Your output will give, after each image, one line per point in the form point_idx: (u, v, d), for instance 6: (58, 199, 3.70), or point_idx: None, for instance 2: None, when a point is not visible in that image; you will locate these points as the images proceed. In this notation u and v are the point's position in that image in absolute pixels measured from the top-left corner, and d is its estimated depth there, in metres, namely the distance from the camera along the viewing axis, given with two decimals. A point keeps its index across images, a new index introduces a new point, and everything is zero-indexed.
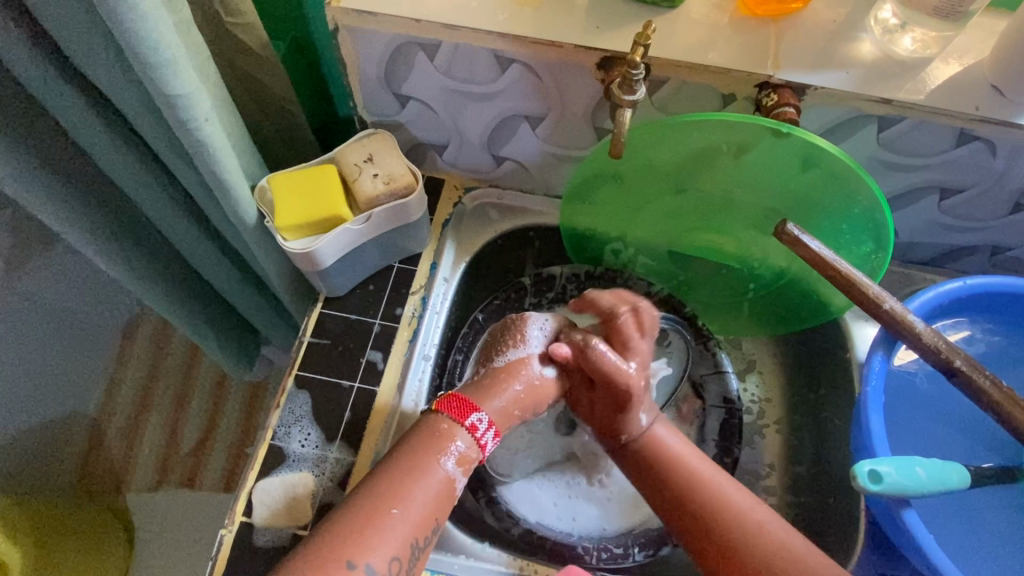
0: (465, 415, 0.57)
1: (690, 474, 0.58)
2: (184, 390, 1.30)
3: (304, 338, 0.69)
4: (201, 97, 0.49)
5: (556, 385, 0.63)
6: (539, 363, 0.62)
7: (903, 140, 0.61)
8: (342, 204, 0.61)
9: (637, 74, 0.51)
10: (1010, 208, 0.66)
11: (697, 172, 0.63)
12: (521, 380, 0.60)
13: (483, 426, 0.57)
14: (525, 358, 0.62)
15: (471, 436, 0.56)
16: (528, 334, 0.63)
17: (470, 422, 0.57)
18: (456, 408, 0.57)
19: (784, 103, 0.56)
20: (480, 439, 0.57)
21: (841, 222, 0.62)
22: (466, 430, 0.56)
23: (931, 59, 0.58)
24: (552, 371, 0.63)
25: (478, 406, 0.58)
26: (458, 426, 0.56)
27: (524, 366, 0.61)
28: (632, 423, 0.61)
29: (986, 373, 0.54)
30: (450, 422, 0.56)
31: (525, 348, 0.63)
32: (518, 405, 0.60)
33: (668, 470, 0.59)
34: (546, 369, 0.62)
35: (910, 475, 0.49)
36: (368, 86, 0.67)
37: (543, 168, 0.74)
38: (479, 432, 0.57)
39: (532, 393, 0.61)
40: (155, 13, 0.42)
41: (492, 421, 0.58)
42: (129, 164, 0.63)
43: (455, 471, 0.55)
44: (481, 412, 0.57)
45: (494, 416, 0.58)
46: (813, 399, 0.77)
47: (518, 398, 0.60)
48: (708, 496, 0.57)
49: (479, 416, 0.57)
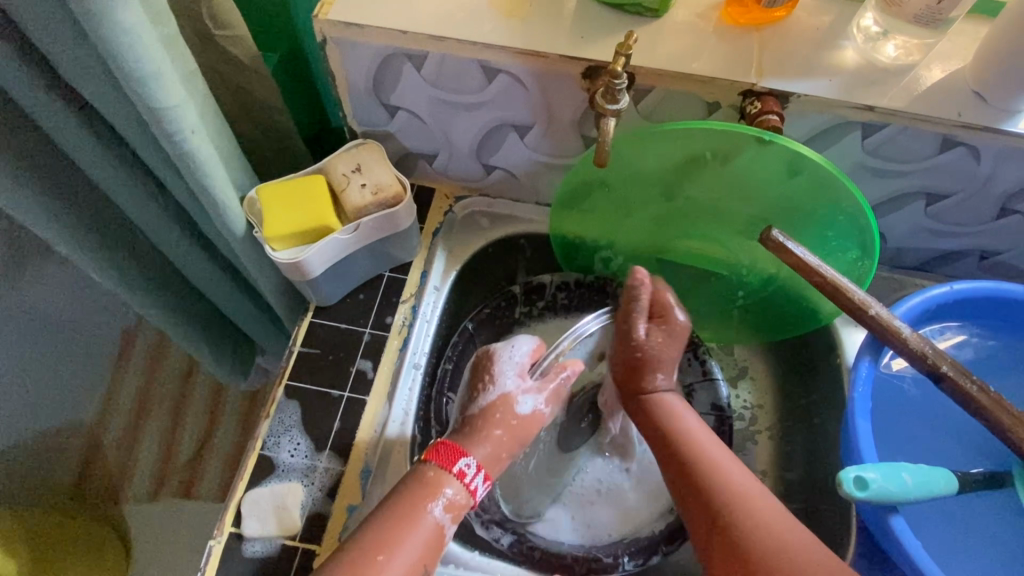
0: (453, 461, 0.57)
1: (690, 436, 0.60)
2: (182, 400, 1.29)
3: (294, 347, 0.69)
4: (187, 110, 0.49)
5: (538, 419, 0.63)
6: (513, 403, 0.62)
7: (887, 147, 0.61)
8: (330, 214, 0.61)
9: (620, 84, 0.52)
10: (997, 212, 0.66)
11: (684, 180, 0.63)
12: (499, 425, 0.61)
13: (471, 471, 0.58)
14: (498, 401, 0.62)
15: (460, 482, 0.57)
16: (500, 371, 0.63)
17: (458, 468, 0.57)
18: (442, 456, 0.57)
19: (767, 111, 0.57)
20: (470, 484, 0.57)
21: (827, 229, 0.62)
22: (455, 476, 0.57)
23: (914, 66, 0.58)
24: (528, 407, 0.62)
25: (466, 452, 0.58)
26: (446, 472, 0.57)
27: (499, 411, 0.61)
28: (652, 377, 0.62)
29: (974, 378, 0.54)
30: (438, 469, 0.57)
31: (498, 386, 0.63)
32: (503, 448, 0.60)
33: (669, 423, 0.60)
34: (522, 405, 0.62)
35: (896, 482, 0.49)
36: (357, 97, 0.67)
37: (532, 177, 0.75)
38: (468, 478, 0.57)
39: (512, 433, 0.61)
40: (139, 26, 0.42)
41: (480, 465, 0.58)
42: (120, 176, 0.63)
43: (443, 517, 0.55)
44: (469, 457, 0.58)
45: (482, 460, 0.59)
46: (805, 405, 0.77)
47: (501, 441, 0.60)
48: (709, 462, 0.57)
49: (467, 462, 0.57)
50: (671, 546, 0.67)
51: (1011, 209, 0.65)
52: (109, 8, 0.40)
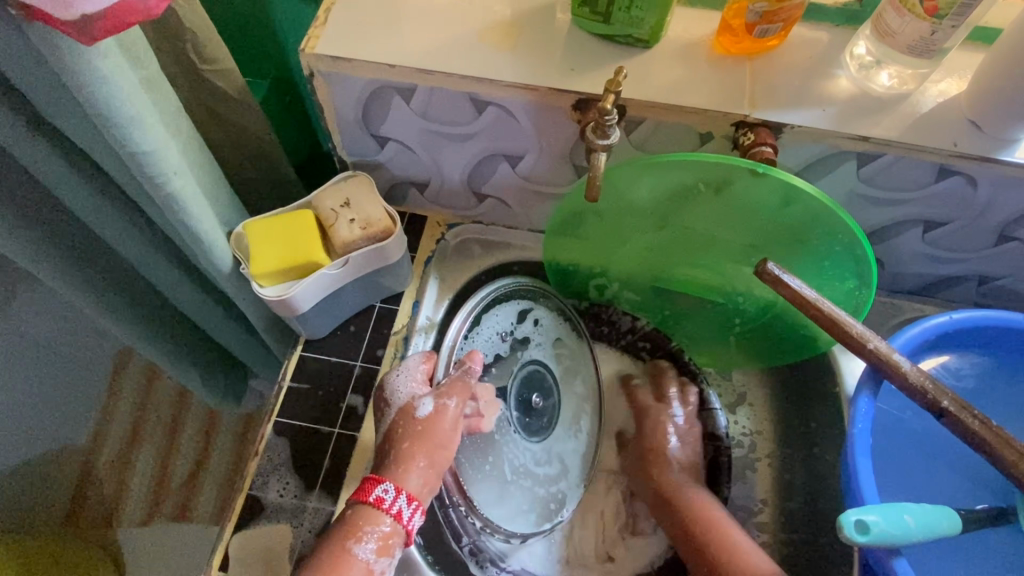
0: (369, 493, 0.57)
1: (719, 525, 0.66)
2: (175, 422, 1.26)
3: (284, 382, 0.68)
4: (170, 152, 0.48)
5: (448, 417, 0.63)
6: (413, 411, 0.62)
7: (883, 176, 0.60)
8: (317, 249, 0.60)
9: (610, 119, 0.51)
10: (995, 239, 0.65)
11: (678, 210, 0.62)
12: (403, 437, 0.61)
13: (391, 495, 0.57)
14: (398, 419, 0.63)
15: (383, 511, 0.57)
16: (394, 391, 0.64)
17: (375, 497, 0.57)
18: (359, 490, 0.58)
19: (761, 142, 0.56)
20: (393, 508, 0.57)
21: (824, 259, 0.61)
22: (376, 506, 0.57)
23: (909, 95, 0.58)
24: (427, 407, 0.62)
25: (383, 478, 0.58)
26: (366, 505, 0.57)
27: (400, 426, 0.62)
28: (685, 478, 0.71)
29: (975, 412, 0.53)
30: (356, 505, 0.57)
31: (396, 405, 0.64)
32: (421, 455, 0.61)
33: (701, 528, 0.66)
34: (423, 410, 0.63)
35: (899, 524, 0.48)
36: (346, 127, 0.66)
37: (524, 205, 0.74)
38: (388, 503, 0.57)
39: (422, 442, 0.61)
40: (116, 73, 0.41)
41: (399, 486, 0.58)
42: (105, 212, 0.62)
43: (374, 554, 0.55)
44: (385, 483, 0.58)
45: (410, 486, 0.59)
46: (805, 433, 0.76)
47: (417, 454, 0.60)
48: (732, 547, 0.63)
49: (383, 488, 0.57)
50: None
51: (1010, 235, 0.64)
52: (83, 56, 0.39)
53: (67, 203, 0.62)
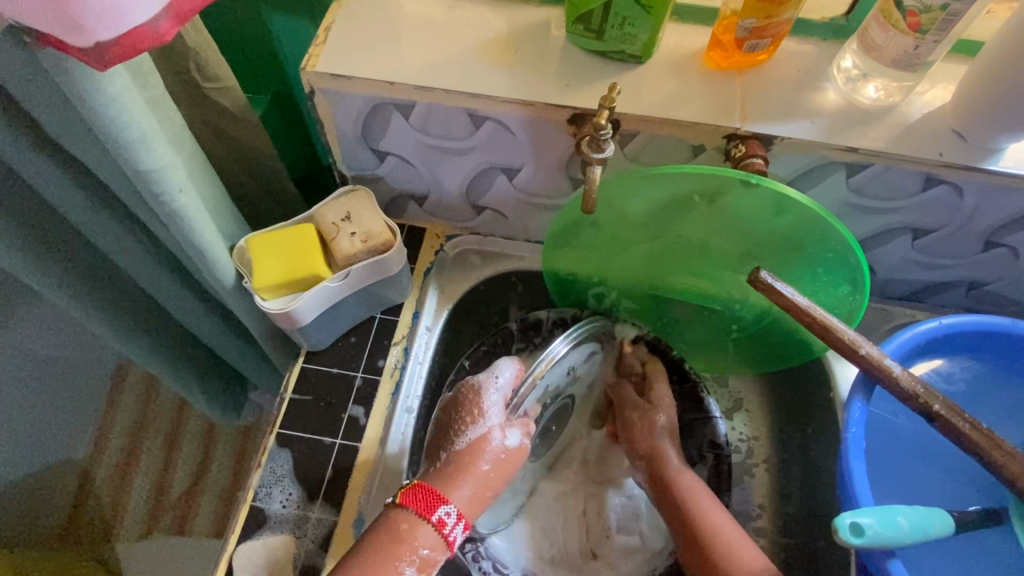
0: (432, 509, 0.56)
1: (692, 495, 0.66)
2: (174, 436, 1.25)
3: (286, 393, 0.69)
4: (175, 169, 0.49)
5: (521, 452, 0.62)
6: (500, 438, 0.61)
7: (871, 185, 0.62)
8: (319, 262, 0.61)
9: (604, 134, 0.53)
10: (982, 245, 0.67)
11: (673, 220, 0.64)
12: (485, 460, 0.60)
13: (451, 520, 0.57)
14: (485, 436, 0.61)
15: (438, 533, 0.56)
16: (485, 407, 0.61)
17: (436, 517, 0.56)
18: (421, 501, 0.56)
19: (751, 154, 0.57)
20: (448, 535, 0.56)
21: (817, 266, 0.62)
22: (433, 526, 0.56)
23: (895, 107, 0.59)
24: (516, 440, 0.62)
25: (446, 498, 0.57)
26: (424, 522, 0.56)
27: (486, 445, 0.61)
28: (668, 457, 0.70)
29: (966, 416, 0.54)
30: (413, 522, 0.55)
31: (483, 421, 0.61)
32: (488, 487, 0.60)
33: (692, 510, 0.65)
34: (509, 439, 0.62)
35: (893, 527, 0.49)
36: (346, 143, 0.68)
37: (522, 216, 0.75)
38: (447, 527, 0.56)
39: (500, 468, 0.61)
40: (124, 95, 0.43)
41: (460, 514, 0.57)
42: (109, 228, 0.63)
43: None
44: (449, 505, 0.57)
45: (461, 506, 0.58)
46: (800, 438, 0.77)
47: (485, 478, 0.60)
48: (704, 518, 0.64)
49: (447, 511, 0.56)
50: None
51: (996, 242, 0.66)
52: (93, 80, 0.40)
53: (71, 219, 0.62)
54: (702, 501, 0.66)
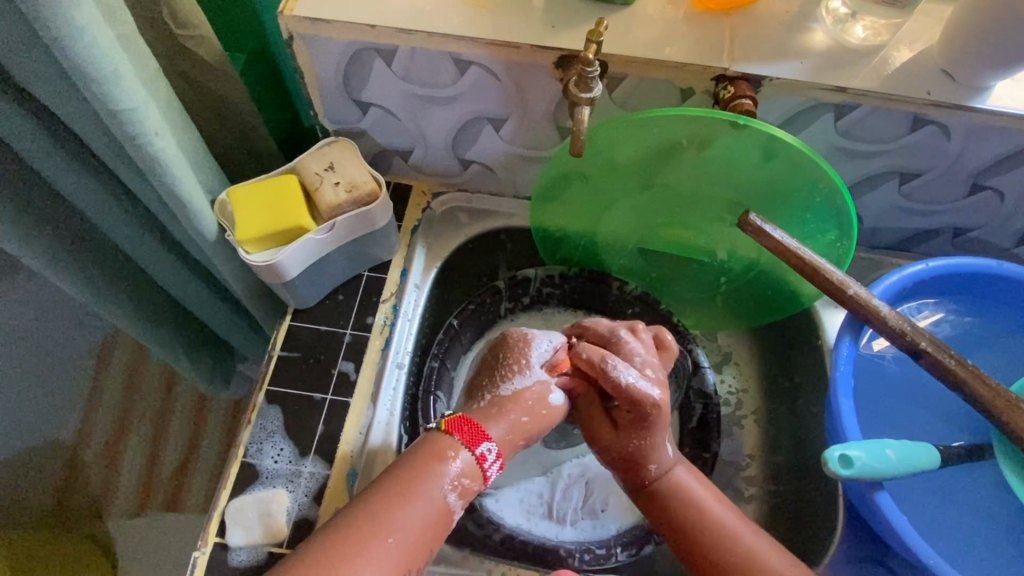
0: (476, 443, 0.54)
1: (695, 502, 0.59)
2: (163, 413, 1.24)
3: (273, 351, 0.68)
4: (149, 110, 0.48)
5: (561, 411, 0.59)
6: (548, 394, 0.58)
7: (859, 128, 0.62)
8: (304, 214, 0.60)
9: (592, 72, 0.52)
10: (968, 189, 0.67)
11: (660, 168, 0.63)
12: (525, 410, 0.57)
13: (491, 457, 0.54)
14: (532, 387, 0.58)
15: (478, 465, 0.54)
16: (533, 358, 0.59)
17: (479, 451, 0.54)
18: (466, 432, 0.54)
19: (740, 95, 0.57)
20: (486, 469, 0.54)
21: (804, 212, 0.62)
22: (475, 458, 0.53)
23: (883, 47, 0.59)
24: (560, 398, 0.59)
25: (489, 435, 0.55)
26: (469, 454, 0.53)
27: (528, 396, 0.57)
28: (648, 469, 0.59)
29: (951, 352, 0.55)
30: (459, 448, 0.53)
31: (530, 374, 0.59)
32: (523, 434, 0.57)
33: (691, 511, 0.58)
34: (554, 396, 0.59)
35: (881, 458, 0.49)
36: (328, 94, 0.66)
37: (509, 170, 0.74)
38: (487, 463, 0.54)
39: (537, 422, 0.58)
40: (94, 27, 0.41)
41: (500, 452, 0.55)
42: (86, 184, 0.61)
43: (455, 502, 0.53)
44: (492, 442, 0.54)
45: (501, 447, 0.56)
46: (789, 387, 0.77)
47: (522, 427, 0.57)
48: (711, 527, 0.57)
49: (489, 446, 0.54)
50: (665, 536, 0.66)
51: (982, 184, 0.66)
52: (60, 6, 0.38)
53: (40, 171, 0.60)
54: (736, 526, 0.58)
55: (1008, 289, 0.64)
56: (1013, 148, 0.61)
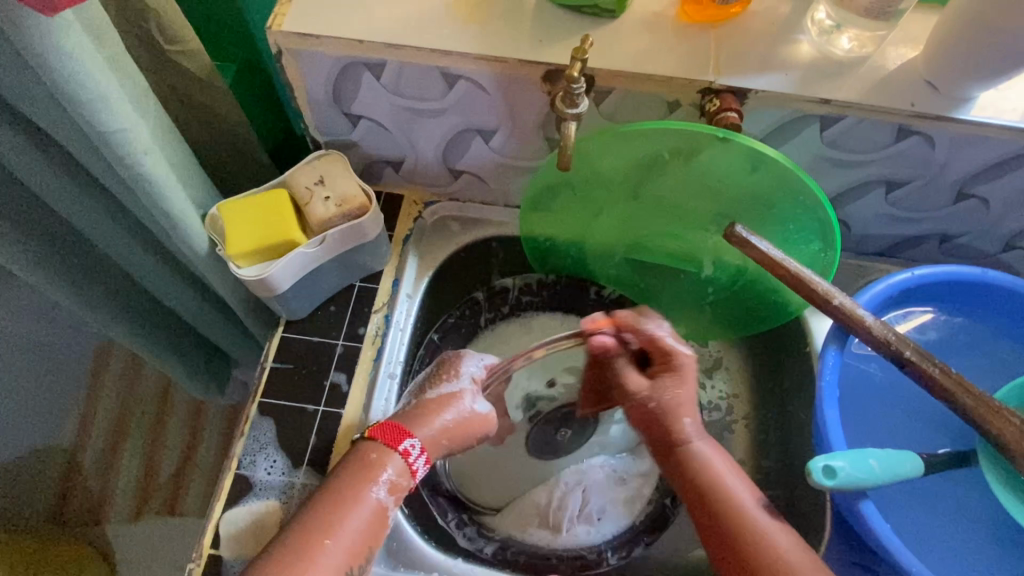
0: (397, 441, 0.56)
1: (713, 475, 0.58)
2: (160, 418, 1.24)
3: (266, 363, 0.68)
4: (138, 130, 0.48)
5: (484, 421, 0.61)
6: (464, 397, 0.60)
7: (845, 138, 0.62)
8: (294, 228, 0.60)
9: (578, 88, 0.52)
10: (953, 197, 0.68)
11: (648, 180, 0.63)
12: (449, 412, 0.59)
13: (416, 452, 0.56)
14: (456, 393, 0.60)
15: (404, 461, 0.56)
16: (462, 369, 0.62)
17: (402, 448, 0.56)
18: (388, 435, 0.56)
19: (726, 108, 0.58)
20: (413, 465, 0.56)
21: (790, 223, 0.62)
22: (400, 455, 0.56)
23: (868, 57, 0.59)
24: (483, 408, 0.61)
25: (411, 432, 0.57)
26: (391, 451, 0.56)
27: (454, 400, 0.60)
28: (679, 425, 0.60)
29: (935, 361, 0.56)
30: (381, 450, 0.56)
31: (457, 383, 0.62)
32: (447, 436, 0.58)
33: (708, 481, 0.58)
34: (476, 404, 0.61)
35: (864, 468, 0.50)
36: (318, 107, 0.66)
37: (499, 180, 0.74)
38: (411, 457, 0.56)
39: (460, 426, 0.59)
40: (82, 51, 0.42)
41: (425, 446, 0.57)
42: (77, 199, 0.61)
43: (387, 499, 0.55)
44: (414, 438, 0.57)
45: (427, 443, 0.57)
46: (778, 393, 0.78)
47: (446, 429, 0.58)
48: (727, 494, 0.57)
49: (412, 442, 0.56)
50: (654, 536, 0.70)
51: (967, 192, 0.67)
52: (44, 32, 0.39)
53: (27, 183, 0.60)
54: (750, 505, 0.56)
55: (991, 297, 0.65)
56: (998, 158, 0.62)
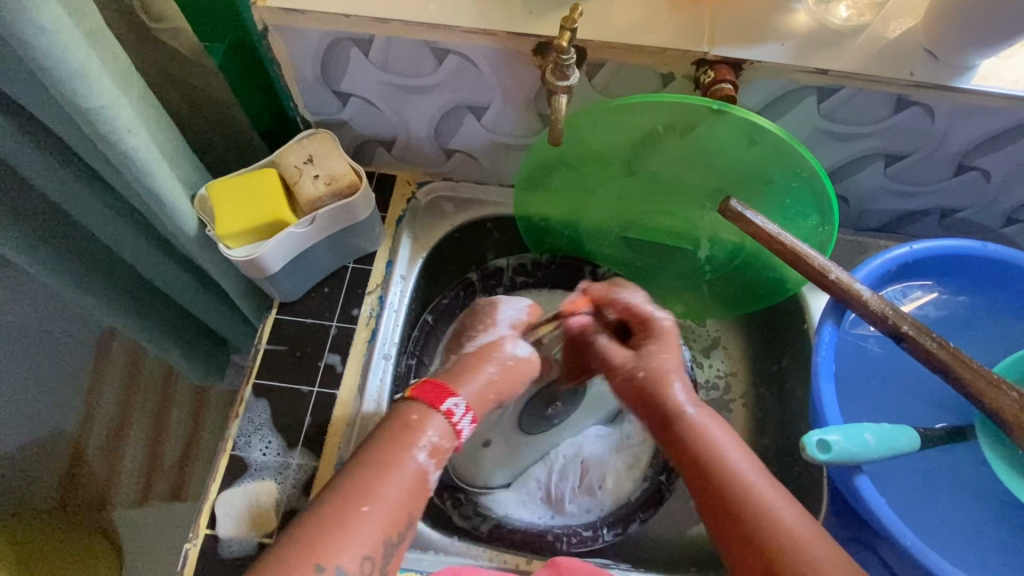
0: (439, 400, 0.53)
1: (715, 448, 0.53)
2: (162, 403, 1.23)
3: (260, 345, 0.68)
4: (121, 108, 0.47)
5: (531, 365, 0.59)
6: (511, 344, 0.59)
7: (843, 109, 0.61)
8: (284, 208, 0.60)
9: (568, 59, 0.51)
10: (954, 169, 0.66)
11: (641, 155, 0.62)
12: (494, 362, 0.57)
13: (459, 411, 0.54)
14: (495, 340, 0.59)
15: (447, 422, 0.53)
16: (499, 318, 0.62)
17: (446, 407, 0.53)
18: (429, 394, 0.54)
19: (721, 79, 0.56)
20: (457, 424, 0.53)
21: (785, 197, 0.61)
22: (442, 416, 0.53)
23: (866, 26, 0.58)
24: (526, 350, 0.59)
25: (455, 391, 0.54)
26: (434, 411, 0.53)
27: (495, 349, 0.58)
28: (670, 388, 0.56)
29: (933, 335, 0.55)
30: (421, 411, 0.53)
31: (496, 329, 0.61)
32: (494, 389, 0.57)
33: (712, 456, 0.52)
34: (518, 348, 0.59)
35: (859, 442, 0.50)
36: (307, 85, 0.65)
37: (493, 158, 0.73)
38: (455, 418, 0.53)
39: (507, 375, 0.57)
40: (58, 24, 0.41)
41: (470, 405, 0.54)
42: (64, 180, 0.60)
43: (428, 462, 0.52)
44: (457, 397, 0.54)
45: (471, 400, 0.55)
46: (776, 370, 0.78)
47: (492, 381, 0.56)
48: (731, 469, 0.52)
49: (455, 402, 0.54)
50: (648, 512, 0.69)
51: (968, 165, 0.65)
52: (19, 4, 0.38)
53: (11, 162, 0.59)
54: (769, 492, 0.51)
55: (992, 270, 0.64)
56: (1000, 128, 0.60)
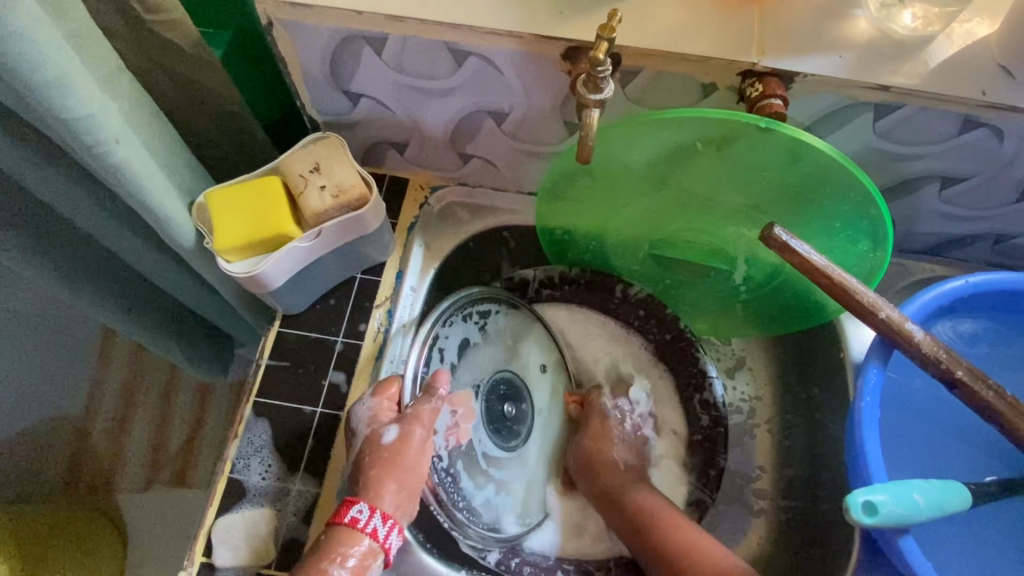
0: (342, 513, 0.55)
1: (670, 527, 0.62)
2: (168, 389, 1.11)
3: (262, 360, 0.65)
4: (107, 117, 0.43)
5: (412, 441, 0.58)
6: (376, 438, 0.58)
7: (900, 128, 0.55)
8: (288, 221, 0.56)
9: (603, 70, 0.46)
10: (1017, 194, 0.61)
11: (675, 171, 0.57)
12: (383, 470, 0.57)
13: (365, 514, 0.54)
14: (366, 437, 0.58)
15: (360, 536, 0.54)
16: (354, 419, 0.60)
17: (350, 516, 0.54)
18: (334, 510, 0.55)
19: (769, 94, 0.51)
20: (366, 528, 0.54)
21: (834, 221, 0.56)
22: (348, 527, 0.54)
23: (934, 38, 0.52)
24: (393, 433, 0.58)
25: (355, 498, 0.55)
26: (340, 527, 0.54)
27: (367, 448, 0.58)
28: (608, 452, 0.69)
29: (990, 381, 0.50)
30: (331, 529, 0.54)
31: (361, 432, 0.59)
32: (402, 489, 0.57)
33: (667, 538, 0.62)
34: (386, 435, 0.58)
35: (908, 504, 0.46)
36: (315, 84, 0.61)
37: (512, 165, 0.68)
38: (362, 522, 0.54)
39: (399, 473, 0.58)
40: (37, 30, 0.36)
41: (374, 504, 0.55)
42: (54, 183, 0.56)
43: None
44: (359, 503, 0.55)
45: (385, 506, 0.56)
46: (805, 398, 0.73)
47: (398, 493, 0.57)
48: (691, 546, 0.60)
49: (356, 508, 0.55)
50: None
51: None
52: None
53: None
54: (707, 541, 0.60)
55: None
56: None
